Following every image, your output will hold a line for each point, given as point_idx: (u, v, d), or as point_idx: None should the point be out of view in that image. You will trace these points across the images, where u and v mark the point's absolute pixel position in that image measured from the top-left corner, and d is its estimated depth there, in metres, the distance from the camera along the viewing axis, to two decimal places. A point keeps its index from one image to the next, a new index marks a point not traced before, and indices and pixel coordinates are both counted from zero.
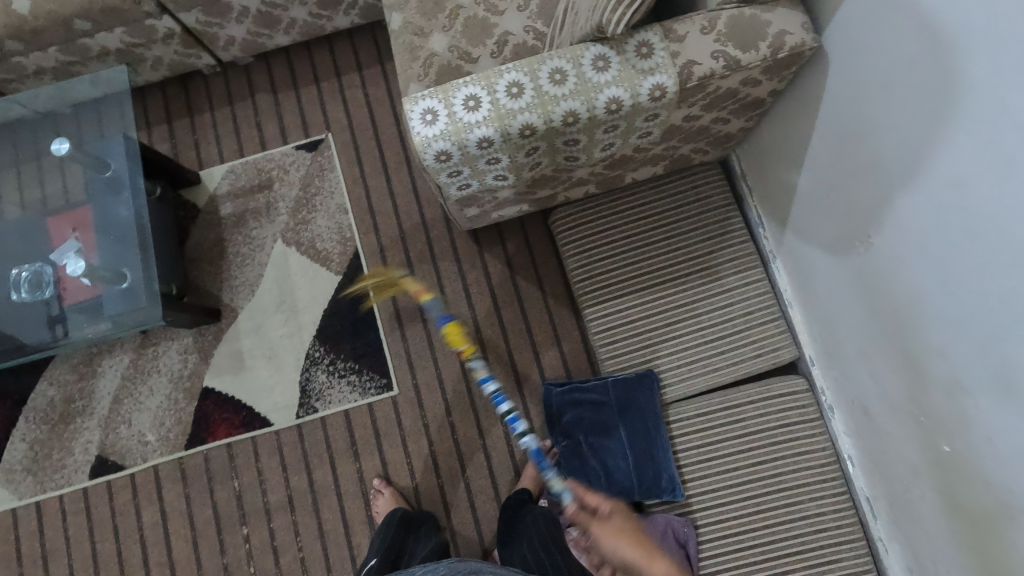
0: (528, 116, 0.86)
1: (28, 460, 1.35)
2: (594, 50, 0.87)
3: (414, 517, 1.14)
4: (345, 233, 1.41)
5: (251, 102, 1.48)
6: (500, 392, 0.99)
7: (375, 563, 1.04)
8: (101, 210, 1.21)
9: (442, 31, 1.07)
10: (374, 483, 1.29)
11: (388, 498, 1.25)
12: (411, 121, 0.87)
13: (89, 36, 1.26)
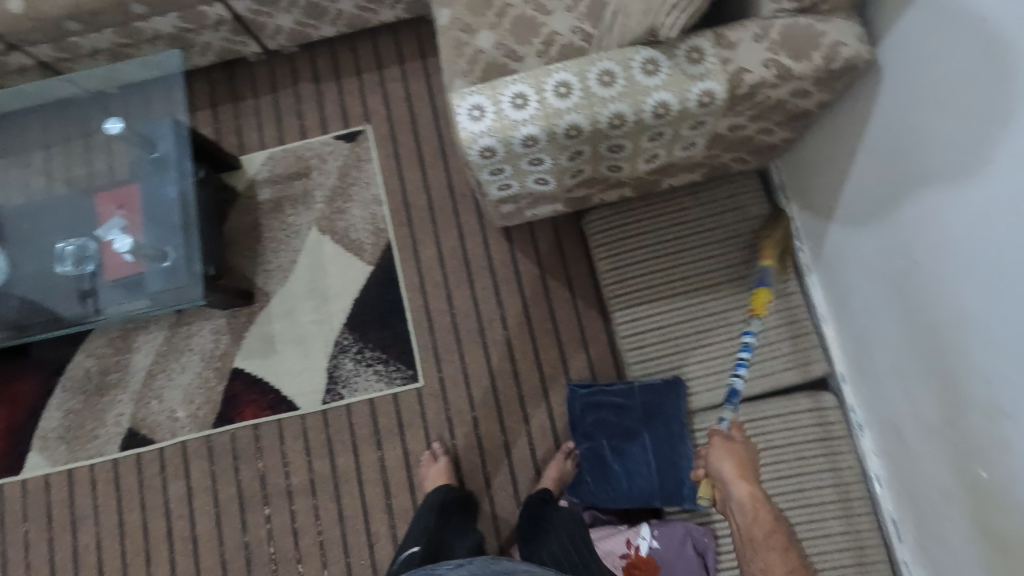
0: (574, 116, 0.86)
1: (62, 428, 1.39)
2: (645, 53, 0.86)
3: (455, 502, 1.18)
4: (379, 225, 1.42)
5: (294, 91, 1.51)
6: None
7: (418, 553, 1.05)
8: (147, 190, 1.24)
9: (489, 28, 1.07)
10: (433, 446, 1.30)
11: (440, 470, 1.26)
12: (459, 116, 0.87)
13: (143, 20, 1.29)
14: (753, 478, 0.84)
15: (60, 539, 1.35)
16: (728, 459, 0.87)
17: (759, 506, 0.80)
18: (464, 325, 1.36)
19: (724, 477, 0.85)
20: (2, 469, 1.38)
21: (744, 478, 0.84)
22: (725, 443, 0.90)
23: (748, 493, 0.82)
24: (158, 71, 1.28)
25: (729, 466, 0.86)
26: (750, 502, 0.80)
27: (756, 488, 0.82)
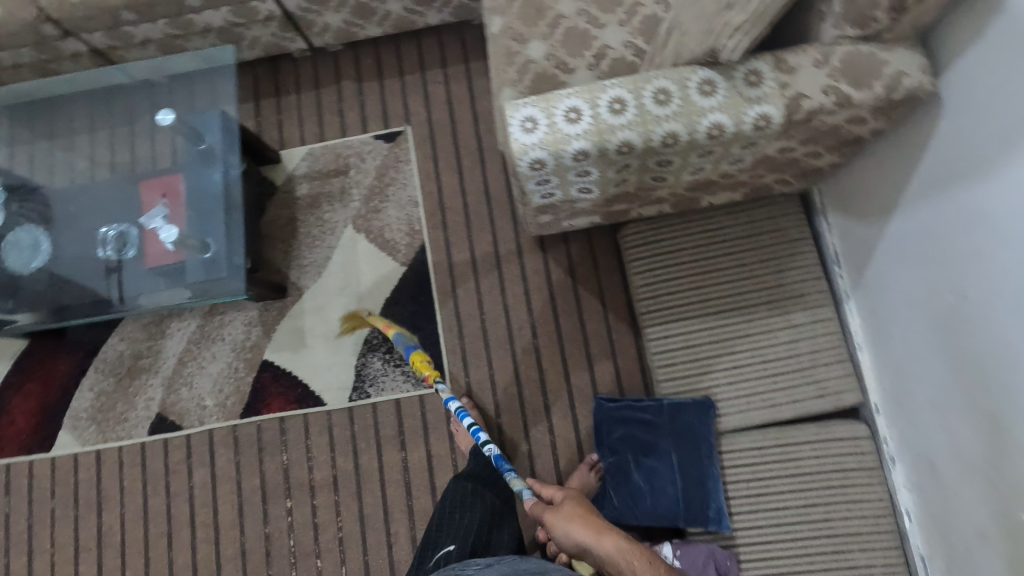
0: (628, 133, 0.86)
1: (93, 409, 1.41)
2: (703, 74, 0.86)
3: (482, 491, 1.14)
4: (414, 226, 1.43)
5: (336, 89, 1.52)
6: (462, 408, 1.17)
7: (454, 549, 1.02)
8: (191, 181, 1.26)
9: (541, 38, 1.07)
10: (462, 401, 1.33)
11: (470, 424, 1.29)
12: (511, 127, 0.88)
13: (196, 13, 1.30)
14: (607, 527, 0.85)
15: (85, 517, 1.37)
16: (575, 524, 0.85)
17: (630, 557, 0.80)
18: (493, 332, 1.37)
19: (585, 544, 0.84)
20: (33, 445, 1.41)
21: (599, 531, 0.85)
22: (561, 510, 0.90)
23: (613, 544, 0.82)
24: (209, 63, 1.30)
25: (582, 530, 0.85)
26: (624, 551, 0.80)
27: (620, 538, 0.83)
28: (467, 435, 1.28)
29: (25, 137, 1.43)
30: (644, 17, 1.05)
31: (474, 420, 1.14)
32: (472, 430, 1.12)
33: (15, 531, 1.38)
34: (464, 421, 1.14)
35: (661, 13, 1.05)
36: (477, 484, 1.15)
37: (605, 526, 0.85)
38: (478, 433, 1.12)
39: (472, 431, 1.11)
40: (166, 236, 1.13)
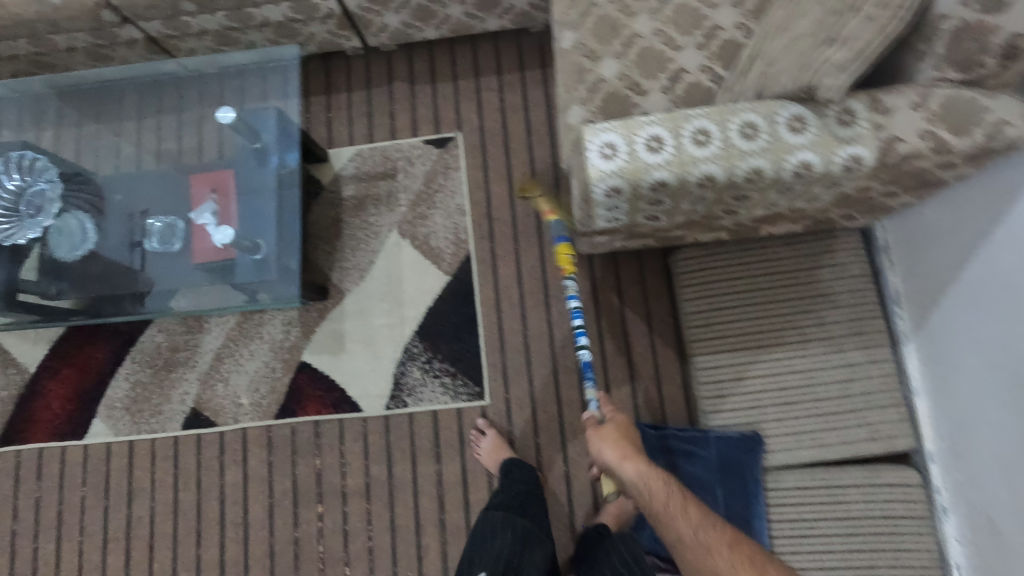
0: (710, 167, 0.83)
1: (128, 399, 1.40)
2: (792, 109, 0.83)
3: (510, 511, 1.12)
4: (460, 235, 1.41)
5: (388, 90, 1.50)
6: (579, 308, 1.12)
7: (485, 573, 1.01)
8: (243, 179, 1.24)
9: (614, 57, 1.04)
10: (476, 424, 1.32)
11: (490, 444, 1.28)
12: (589, 153, 0.85)
13: (257, 6, 1.28)
14: (635, 452, 0.97)
15: (115, 507, 1.37)
16: (608, 444, 0.98)
17: (649, 478, 0.91)
18: (535, 348, 1.35)
19: (610, 462, 0.97)
20: (66, 432, 1.40)
21: (625, 456, 0.96)
22: (601, 432, 1.02)
23: (636, 468, 0.94)
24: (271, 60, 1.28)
25: (614, 453, 0.97)
26: (644, 475, 0.92)
27: (642, 463, 0.94)
28: (490, 453, 1.27)
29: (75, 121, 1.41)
30: (723, 41, 1.02)
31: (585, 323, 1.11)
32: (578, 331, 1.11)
33: (44, 516, 1.38)
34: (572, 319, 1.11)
35: (741, 39, 1.02)
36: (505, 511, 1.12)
37: (634, 453, 0.96)
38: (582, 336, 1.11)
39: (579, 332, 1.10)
40: (221, 237, 1.11)
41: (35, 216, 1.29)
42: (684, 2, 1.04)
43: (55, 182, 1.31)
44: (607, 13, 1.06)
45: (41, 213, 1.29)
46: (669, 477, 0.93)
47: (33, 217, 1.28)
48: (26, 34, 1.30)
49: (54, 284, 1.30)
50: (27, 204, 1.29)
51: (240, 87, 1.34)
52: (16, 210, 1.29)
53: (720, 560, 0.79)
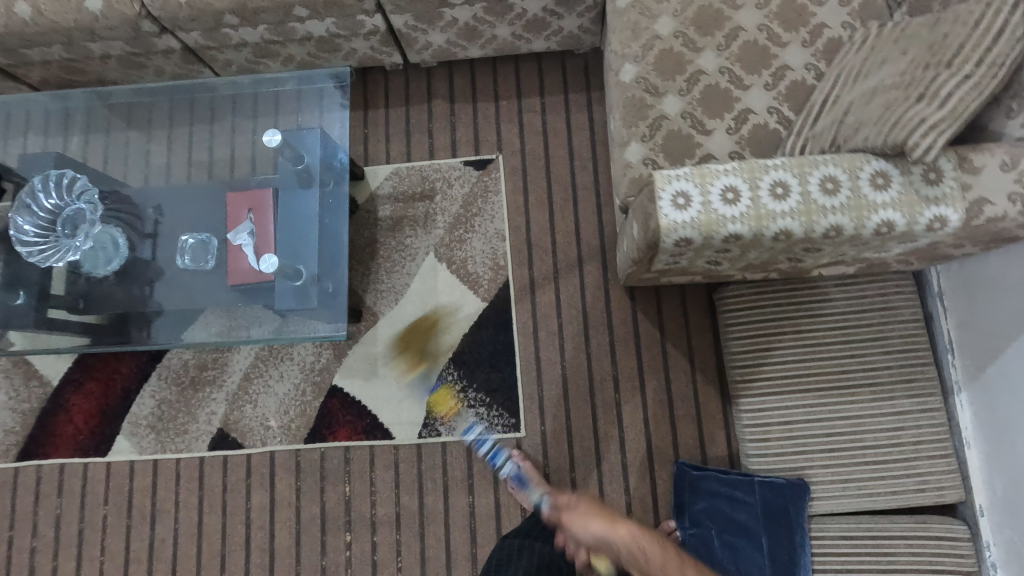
0: (788, 222, 0.80)
1: (154, 417, 1.37)
2: (876, 165, 0.80)
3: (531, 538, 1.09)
4: (498, 261, 1.38)
5: (427, 107, 1.46)
6: (482, 437, 1.30)
7: None
8: (284, 200, 1.19)
9: (677, 94, 1.01)
10: (510, 455, 1.29)
11: (524, 477, 1.25)
12: (661, 202, 0.82)
13: (301, 22, 1.24)
14: (620, 517, 0.89)
15: (137, 528, 1.33)
16: (593, 518, 0.88)
17: (642, 543, 0.82)
18: (573, 380, 1.32)
19: (599, 533, 0.87)
20: (89, 448, 1.37)
21: (614, 523, 0.87)
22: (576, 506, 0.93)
23: (629, 533, 0.85)
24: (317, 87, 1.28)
25: (599, 522, 0.88)
26: (641, 542, 0.82)
27: (635, 526, 0.86)
28: (524, 487, 1.24)
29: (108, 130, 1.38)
30: (792, 82, 0.98)
31: (493, 445, 1.29)
32: (492, 455, 1.28)
33: (64, 535, 1.34)
34: (484, 447, 1.29)
35: (811, 80, 0.98)
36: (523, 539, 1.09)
37: (622, 520, 0.88)
38: (498, 457, 1.27)
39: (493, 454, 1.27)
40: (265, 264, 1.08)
41: (72, 238, 1.21)
42: (752, 39, 1.00)
43: (96, 204, 1.24)
44: (670, 47, 1.02)
45: (79, 235, 1.22)
46: (664, 541, 0.83)
47: (72, 238, 1.21)
48: (62, 41, 1.26)
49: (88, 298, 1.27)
50: (63, 224, 1.21)
51: (279, 103, 1.32)
52: (51, 229, 1.20)
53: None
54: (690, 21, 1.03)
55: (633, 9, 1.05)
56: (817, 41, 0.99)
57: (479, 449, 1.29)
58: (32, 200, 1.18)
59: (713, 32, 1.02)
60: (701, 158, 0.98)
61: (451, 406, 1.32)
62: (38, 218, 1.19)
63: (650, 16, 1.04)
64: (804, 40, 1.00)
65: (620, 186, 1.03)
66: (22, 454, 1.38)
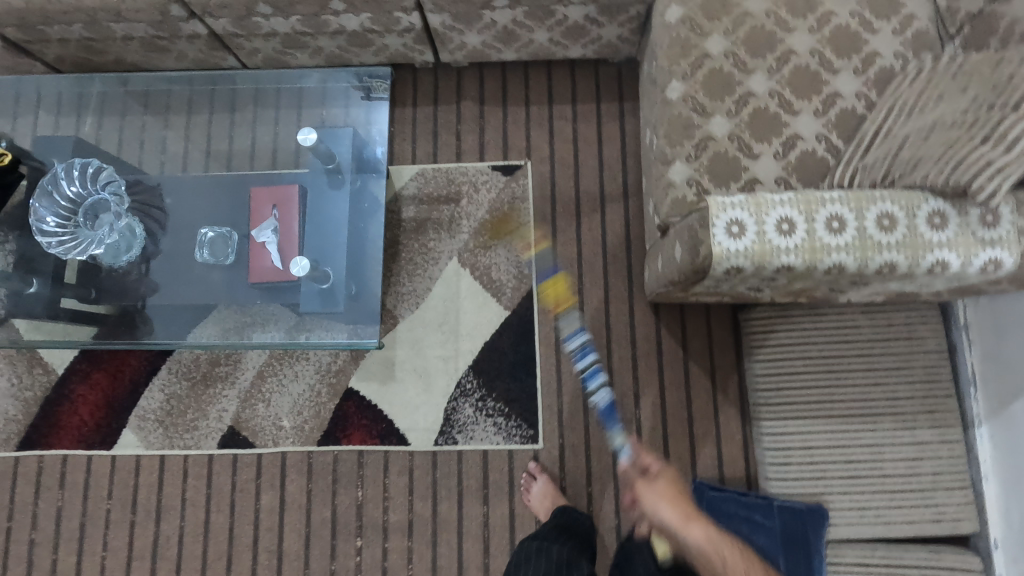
0: (843, 257, 0.79)
1: (162, 412, 1.34)
2: (933, 204, 0.79)
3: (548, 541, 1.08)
4: (523, 269, 1.36)
5: (455, 108, 1.43)
6: (596, 368, 1.31)
7: None
8: (312, 201, 1.18)
9: (725, 115, 0.99)
10: (527, 467, 1.28)
11: (541, 489, 1.23)
12: (715, 230, 0.81)
13: (335, 15, 1.20)
14: (699, 517, 0.93)
15: (141, 525, 1.31)
16: (666, 506, 0.95)
17: (720, 547, 0.88)
18: (593, 394, 1.30)
19: (672, 526, 0.93)
20: (94, 441, 1.34)
21: (687, 518, 0.93)
22: (650, 485, 1.01)
23: (703, 534, 0.90)
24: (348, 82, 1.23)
25: (675, 514, 0.94)
26: (713, 544, 0.88)
27: (708, 528, 0.90)
28: (541, 499, 1.22)
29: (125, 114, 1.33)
30: (842, 110, 0.97)
31: (593, 365, 1.31)
32: (590, 373, 1.31)
33: (65, 528, 1.31)
34: (591, 381, 1.31)
35: (861, 110, 0.97)
36: (540, 542, 1.07)
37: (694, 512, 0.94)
38: (594, 378, 1.30)
39: (591, 372, 1.30)
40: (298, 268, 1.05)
41: (94, 229, 1.16)
42: (803, 63, 0.99)
43: (121, 196, 1.18)
44: (720, 67, 1.01)
45: (101, 227, 1.16)
46: (724, 536, 0.90)
47: (92, 230, 1.16)
48: (84, 21, 1.21)
49: (108, 288, 1.23)
50: (84, 213, 1.16)
51: (305, 97, 1.27)
52: (72, 218, 1.16)
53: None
54: (741, 41, 1.01)
55: (683, 26, 1.03)
56: (868, 69, 0.98)
57: (576, 359, 1.32)
58: (55, 187, 1.15)
59: (764, 54, 1.00)
60: (747, 182, 0.97)
61: (566, 299, 1.34)
62: (59, 206, 1.15)
63: (701, 34, 1.02)
64: (855, 68, 0.98)
65: (661, 206, 1.01)
66: (23, 444, 1.34)
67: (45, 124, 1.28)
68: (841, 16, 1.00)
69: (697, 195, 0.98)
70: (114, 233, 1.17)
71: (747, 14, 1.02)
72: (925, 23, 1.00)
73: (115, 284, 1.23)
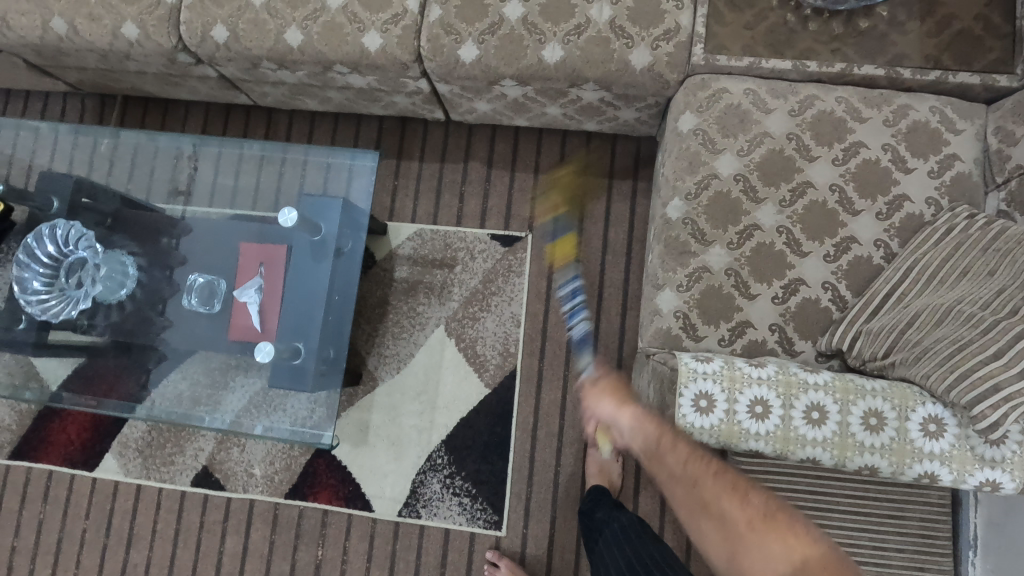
0: (817, 451, 0.72)
1: (143, 442, 1.37)
2: (930, 408, 0.71)
3: None
4: (509, 347, 1.31)
5: (462, 168, 1.38)
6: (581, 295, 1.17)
7: None
8: (295, 270, 1.14)
9: (726, 245, 0.91)
10: (487, 554, 1.24)
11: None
12: (681, 402, 0.75)
13: (340, 75, 1.14)
14: (635, 400, 0.75)
15: (113, 549, 1.35)
16: (602, 396, 0.76)
17: (647, 427, 0.72)
18: (564, 488, 1.26)
19: (604, 413, 0.75)
20: (78, 460, 1.38)
21: (621, 403, 0.74)
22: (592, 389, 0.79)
23: (633, 416, 0.73)
24: (347, 157, 1.15)
25: (608, 403, 0.75)
26: (642, 425, 0.71)
27: (640, 408, 0.73)
28: None
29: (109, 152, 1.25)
30: (855, 258, 0.88)
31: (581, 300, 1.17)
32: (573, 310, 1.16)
33: (43, 540, 1.36)
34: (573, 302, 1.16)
35: (878, 260, 0.88)
36: None
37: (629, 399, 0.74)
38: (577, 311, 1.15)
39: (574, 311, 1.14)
40: (259, 355, 1.10)
41: (78, 288, 1.15)
42: (820, 199, 0.90)
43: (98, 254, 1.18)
44: (727, 191, 0.92)
45: (84, 286, 1.15)
46: (655, 414, 0.72)
47: (77, 289, 1.15)
48: (95, 57, 1.20)
49: (83, 345, 1.25)
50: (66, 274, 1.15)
51: (304, 171, 1.19)
52: (54, 280, 1.14)
53: (712, 490, 0.63)
54: (754, 165, 0.92)
55: (695, 138, 0.95)
56: (893, 215, 0.88)
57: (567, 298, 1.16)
58: (33, 247, 1.12)
59: (778, 183, 0.91)
60: (738, 324, 0.89)
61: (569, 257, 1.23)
62: (39, 269, 1.12)
63: (713, 150, 0.94)
64: (879, 211, 0.89)
65: (644, 333, 0.94)
66: (14, 453, 1.39)
67: (45, 160, 1.27)
68: (871, 150, 0.91)
69: (681, 329, 0.90)
70: (96, 293, 1.17)
71: (766, 134, 0.93)
72: (967, 166, 0.89)
73: (92, 341, 1.24)
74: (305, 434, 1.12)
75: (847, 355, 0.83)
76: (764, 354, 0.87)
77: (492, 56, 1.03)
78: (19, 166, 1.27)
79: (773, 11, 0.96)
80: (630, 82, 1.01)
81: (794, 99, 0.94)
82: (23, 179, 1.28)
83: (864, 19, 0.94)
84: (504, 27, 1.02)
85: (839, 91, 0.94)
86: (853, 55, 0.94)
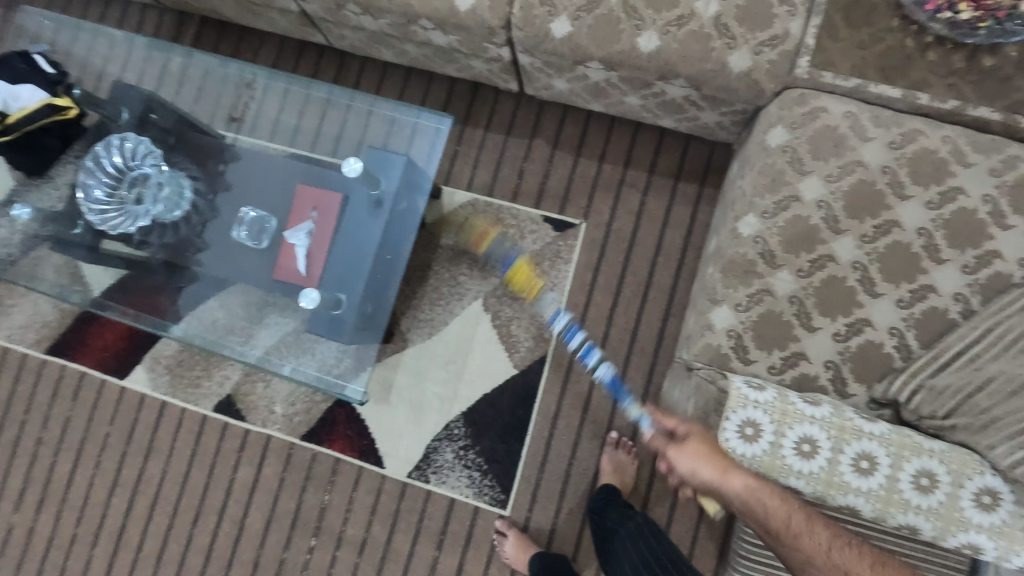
0: (859, 500, 0.76)
1: (173, 360, 1.40)
2: (985, 480, 0.74)
3: None
4: (544, 332, 1.30)
5: (526, 144, 1.35)
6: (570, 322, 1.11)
7: None
8: (348, 221, 1.13)
9: (795, 272, 0.87)
10: (497, 523, 1.25)
11: (513, 544, 1.21)
12: (728, 427, 0.79)
13: (424, 30, 1.11)
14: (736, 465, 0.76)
15: (131, 457, 1.39)
16: (702, 460, 0.77)
17: (761, 496, 0.73)
18: (574, 481, 1.25)
19: (708, 479, 0.75)
20: (110, 367, 1.42)
21: (726, 470, 0.75)
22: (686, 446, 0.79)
23: (742, 484, 0.74)
24: (414, 113, 1.12)
25: (709, 470, 0.76)
26: (753, 495, 0.73)
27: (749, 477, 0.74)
28: (516, 556, 1.20)
29: (175, 71, 1.23)
30: (930, 308, 0.84)
31: (583, 342, 1.10)
32: (582, 351, 1.10)
33: (69, 436, 1.42)
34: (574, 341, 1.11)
35: (954, 314, 0.83)
36: None
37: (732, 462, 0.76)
38: (590, 356, 1.09)
39: (584, 352, 1.09)
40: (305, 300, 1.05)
41: (138, 204, 1.16)
42: (904, 241, 0.86)
43: (163, 171, 1.18)
44: (806, 216, 0.88)
45: (144, 203, 1.16)
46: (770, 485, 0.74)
47: (137, 205, 1.15)
48: None
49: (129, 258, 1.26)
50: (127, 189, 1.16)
51: (369, 123, 1.18)
52: (117, 191, 1.15)
53: (831, 554, 0.69)
54: (841, 194, 0.88)
55: (783, 155, 0.91)
56: (980, 270, 0.84)
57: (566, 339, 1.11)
58: (101, 155, 1.14)
59: (864, 217, 0.87)
60: (792, 354, 0.86)
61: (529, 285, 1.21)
62: (103, 179, 1.14)
63: (799, 171, 0.90)
64: (965, 264, 0.84)
65: (691, 344, 0.91)
66: (51, 349, 1.44)
67: (117, 68, 1.27)
68: (970, 200, 0.85)
69: (731, 348, 0.87)
70: (155, 214, 1.17)
71: (860, 163, 0.88)
72: None
73: (141, 257, 1.25)
74: (333, 383, 1.13)
75: (903, 407, 0.80)
76: (814, 391, 0.84)
77: (584, 35, 0.99)
78: (92, 70, 1.28)
79: (891, 33, 0.90)
80: (724, 85, 0.96)
81: (897, 130, 0.89)
82: (95, 82, 1.28)
83: (988, 56, 0.87)
84: (602, 7, 0.97)
85: (946, 129, 0.88)
86: (969, 93, 0.88)
